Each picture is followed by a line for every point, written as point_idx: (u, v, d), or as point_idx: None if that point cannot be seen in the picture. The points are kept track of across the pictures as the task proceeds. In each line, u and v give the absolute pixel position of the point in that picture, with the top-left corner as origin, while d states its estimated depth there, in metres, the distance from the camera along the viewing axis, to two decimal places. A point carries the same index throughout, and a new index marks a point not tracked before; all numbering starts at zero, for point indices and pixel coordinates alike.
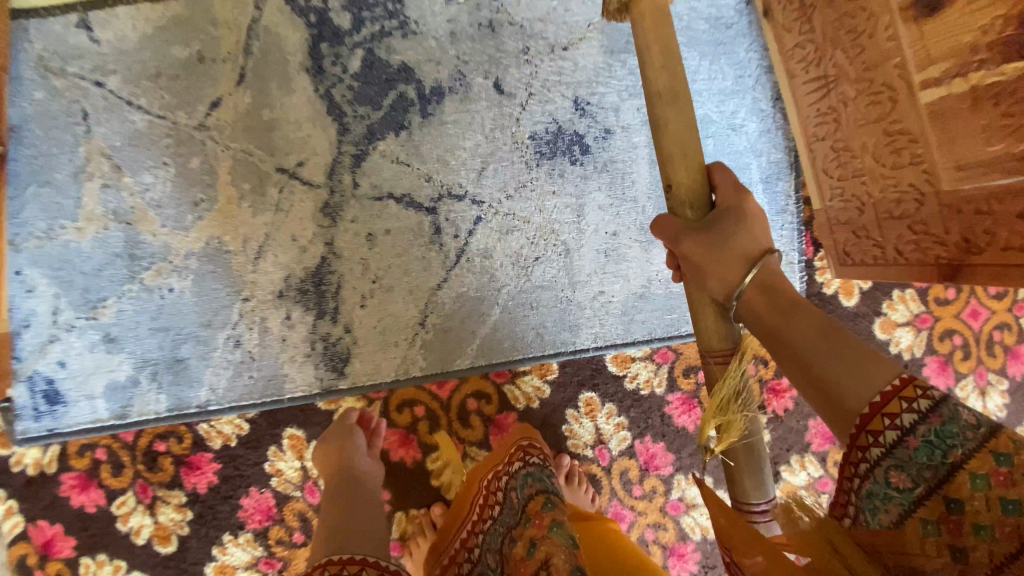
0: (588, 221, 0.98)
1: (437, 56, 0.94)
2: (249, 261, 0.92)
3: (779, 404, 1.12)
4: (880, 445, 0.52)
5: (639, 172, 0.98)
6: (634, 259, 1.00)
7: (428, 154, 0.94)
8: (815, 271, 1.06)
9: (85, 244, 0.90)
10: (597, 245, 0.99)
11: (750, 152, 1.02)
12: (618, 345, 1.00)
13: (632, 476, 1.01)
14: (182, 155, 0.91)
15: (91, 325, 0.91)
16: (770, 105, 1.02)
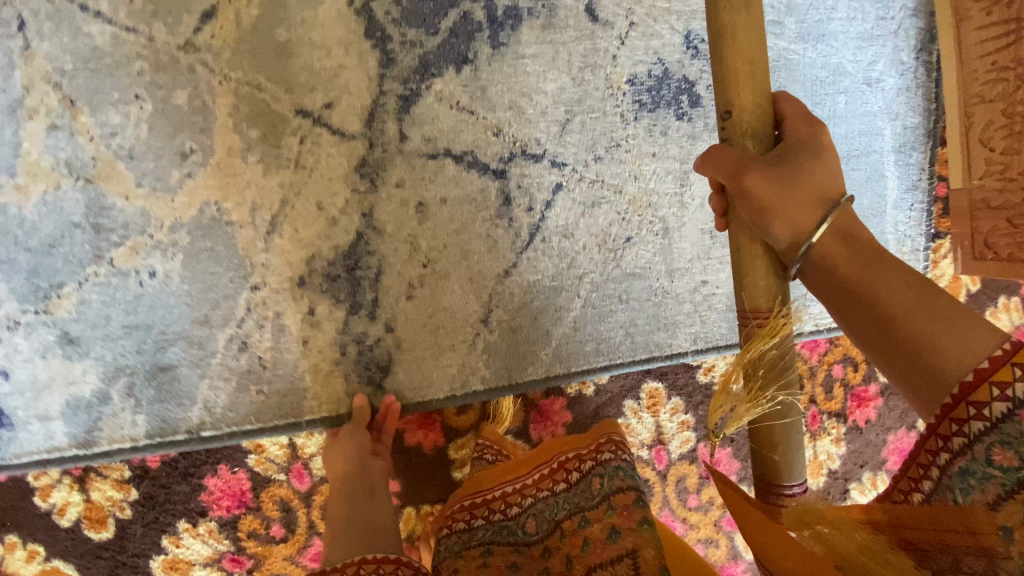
0: (693, 194, 0.78)
1: None
2: (259, 235, 0.69)
3: (862, 415, 0.88)
4: (983, 419, 0.37)
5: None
6: None
7: (498, 98, 0.72)
8: (929, 261, 0.88)
9: (29, 208, 0.65)
10: (702, 223, 0.79)
11: (885, 115, 0.85)
12: (721, 348, 0.81)
13: (691, 484, 0.83)
14: (163, 86, 0.66)
15: (43, 321, 0.66)
16: (912, 58, 0.85)
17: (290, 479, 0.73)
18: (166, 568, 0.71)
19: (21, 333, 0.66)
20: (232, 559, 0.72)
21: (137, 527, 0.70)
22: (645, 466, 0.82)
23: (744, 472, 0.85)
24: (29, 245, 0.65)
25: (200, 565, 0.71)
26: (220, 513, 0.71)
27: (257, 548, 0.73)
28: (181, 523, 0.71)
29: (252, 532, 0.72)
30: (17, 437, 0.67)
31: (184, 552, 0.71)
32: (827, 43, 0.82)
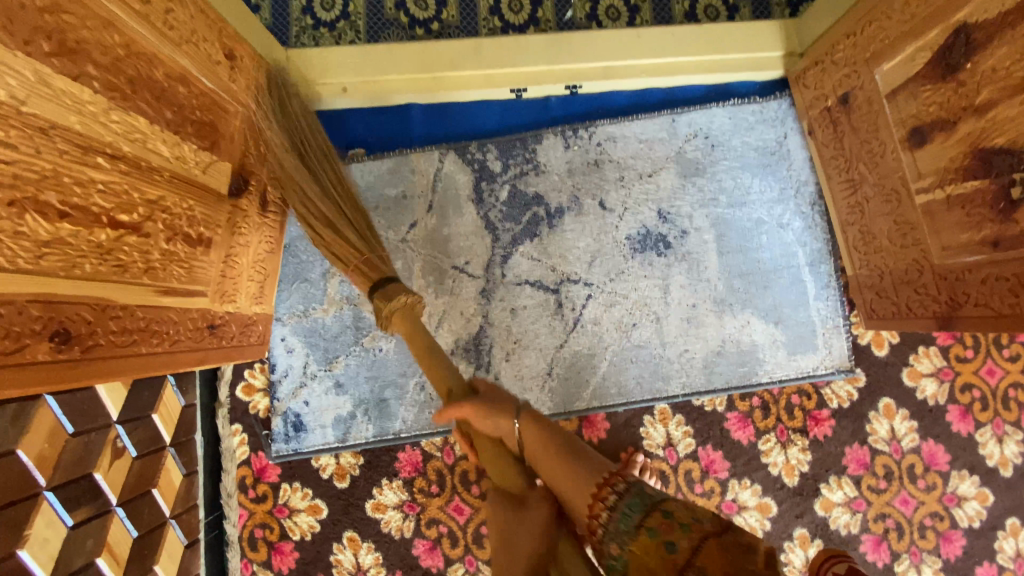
0: (673, 297, 1.31)
1: (560, 186, 1.35)
2: (433, 329, 1.32)
3: (820, 431, 1.30)
4: None
5: (711, 261, 1.31)
6: (711, 324, 1.31)
7: (553, 252, 1.34)
8: (852, 326, 1.31)
9: (327, 319, 1.32)
10: (680, 315, 1.31)
11: (797, 244, 1.30)
12: (702, 392, 1.30)
13: (695, 476, 1.30)
14: (391, 258, 1.33)
15: (327, 375, 1.31)
16: (810, 209, 1.31)
17: (442, 455, 1.31)
18: (375, 507, 1.30)
19: (316, 382, 1.31)
20: (409, 504, 1.30)
21: (362, 481, 1.30)
22: (661, 459, 1.30)
23: (732, 468, 1.30)
24: (325, 337, 1.32)
25: (392, 506, 1.30)
26: (406, 474, 1.30)
27: (423, 498, 1.30)
28: (384, 480, 1.30)
29: (421, 488, 1.30)
30: (309, 436, 1.29)
31: (384, 498, 1.30)
32: (748, 206, 1.31)
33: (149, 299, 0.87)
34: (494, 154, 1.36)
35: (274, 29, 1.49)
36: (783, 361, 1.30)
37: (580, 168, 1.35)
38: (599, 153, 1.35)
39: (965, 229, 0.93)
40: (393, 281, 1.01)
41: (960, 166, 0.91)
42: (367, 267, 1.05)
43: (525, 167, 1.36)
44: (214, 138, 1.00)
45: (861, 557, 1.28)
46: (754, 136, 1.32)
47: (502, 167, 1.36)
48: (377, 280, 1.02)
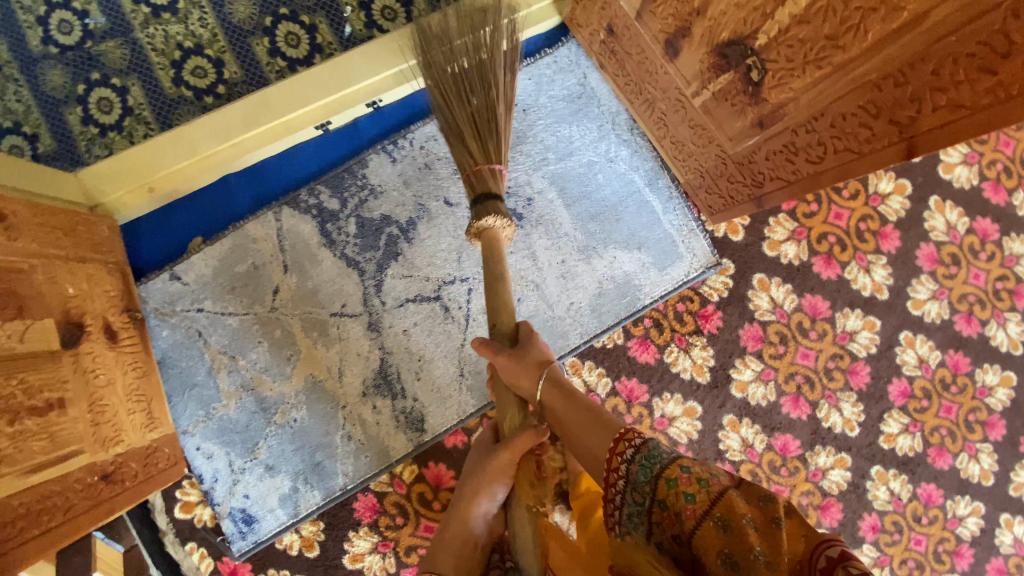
0: (542, 260, 1.36)
1: (401, 200, 1.37)
2: (336, 380, 1.34)
3: (712, 325, 1.40)
4: (625, 463, 0.82)
5: (562, 215, 1.37)
6: (584, 271, 1.37)
7: (421, 263, 1.36)
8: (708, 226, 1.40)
9: (232, 412, 1.32)
10: (555, 274, 1.36)
11: (631, 170, 1.39)
12: (599, 333, 1.36)
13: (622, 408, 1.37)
14: (268, 330, 1.34)
15: (255, 463, 1.32)
16: (630, 135, 1.39)
17: (395, 488, 1.36)
18: (352, 559, 1.34)
19: (247, 473, 1.32)
20: (383, 543, 1.34)
21: (330, 542, 1.34)
22: None
23: (650, 389, 1.38)
24: (238, 429, 1.32)
25: (368, 551, 1.34)
26: (369, 519, 1.35)
27: (393, 533, 1.35)
28: (351, 532, 1.34)
29: (387, 525, 1.35)
30: (262, 523, 1.31)
31: (358, 548, 1.34)
32: (577, 153, 1.37)
33: (17, 485, 0.87)
34: (326, 193, 1.36)
35: (60, 153, 1.41)
36: (658, 279, 1.38)
37: (412, 175, 1.37)
38: (426, 155, 1.38)
39: (733, 116, 0.99)
40: (493, 199, 1.03)
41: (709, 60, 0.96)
42: (477, 180, 1.05)
43: (360, 194, 1.36)
44: (19, 303, 0.96)
45: (787, 418, 1.40)
46: (557, 86, 1.37)
47: (338, 203, 1.36)
48: (476, 192, 1.05)
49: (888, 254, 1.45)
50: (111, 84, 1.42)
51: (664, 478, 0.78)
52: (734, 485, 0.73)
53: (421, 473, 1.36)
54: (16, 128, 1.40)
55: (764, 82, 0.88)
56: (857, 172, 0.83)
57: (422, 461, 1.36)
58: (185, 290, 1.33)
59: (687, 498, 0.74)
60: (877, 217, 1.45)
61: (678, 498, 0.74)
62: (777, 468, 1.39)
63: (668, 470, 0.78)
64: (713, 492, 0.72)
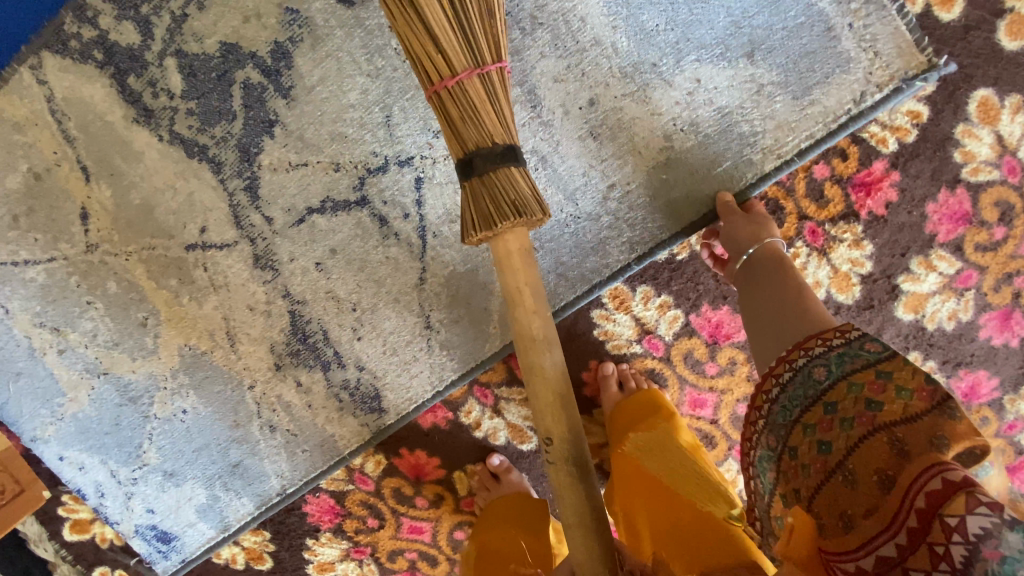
0: (552, 106, 0.75)
1: (254, 8, 0.69)
2: (228, 350, 0.83)
3: (876, 203, 0.77)
4: (789, 368, 0.60)
5: (590, 3, 0.73)
6: (635, 120, 0.75)
7: (318, 138, 0.73)
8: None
9: (88, 409, 0.86)
10: (577, 131, 0.75)
11: None
12: (665, 240, 0.77)
13: (700, 355, 0.83)
14: (96, 284, 0.79)
15: (148, 470, 0.91)
16: None
17: (358, 485, 0.93)
18: (320, 570, 0.97)
19: (142, 484, 0.91)
20: (356, 550, 0.96)
21: (284, 552, 0.97)
22: (643, 357, 0.83)
23: None
24: (106, 430, 0.88)
25: (338, 560, 0.97)
26: (329, 524, 0.95)
27: (367, 538, 0.96)
28: (309, 539, 0.96)
29: (357, 529, 0.95)
30: (185, 539, 0.95)
31: (324, 556, 0.97)
32: None
33: None
34: (110, 13, 0.70)
35: None
36: (787, 116, 0.74)
37: None
38: None
39: None
40: (504, 165, 0.54)
41: None
42: (463, 108, 0.54)
43: (174, 7, 0.70)
44: None
45: (984, 347, 0.82)
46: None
47: (138, 31, 0.70)
48: (467, 145, 0.55)
49: None
50: None
51: (840, 386, 0.55)
52: (932, 408, 0.49)
53: (393, 464, 0.92)
54: None
55: None
56: None
57: (389, 448, 0.90)
58: None
59: (872, 406, 0.52)
60: None
61: (831, 428, 0.54)
62: None
63: (851, 375, 0.55)
64: (912, 409, 0.50)
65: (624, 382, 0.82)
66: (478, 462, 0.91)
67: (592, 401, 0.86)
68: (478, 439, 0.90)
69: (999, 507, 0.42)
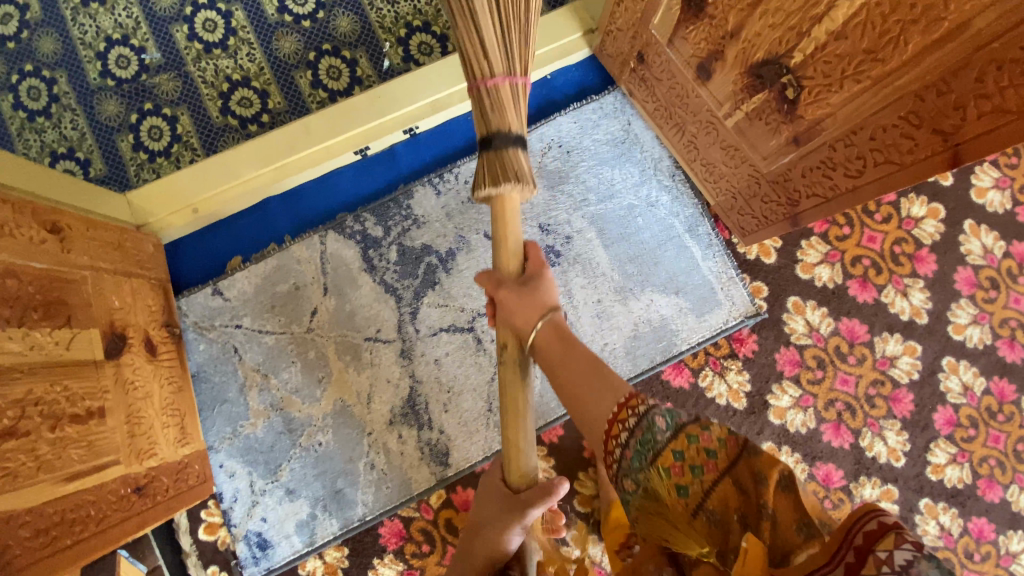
0: (578, 299, 1.37)
1: (443, 231, 1.40)
2: (365, 405, 1.33)
3: (747, 349, 1.37)
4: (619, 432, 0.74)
5: (600, 255, 1.38)
6: (620, 312, 1.37)
7: (457, 294, 1.38)
8: (736, 246, 1.39)
9: (259, 431, 1.31)
10: (591, 313, 1.36)
11: (671, 215, 1.39)
12: (634, 377, 1.35)
13: None
14: (303, 351, 1.34)
15: (276, 485, 1.30)
16: (671, 180, 1.40)
17: (422, 514, 1.32)
18: None
19: (267, 495, 1.30)
20: (408, 572, 1.30)
21: (355, 569, 1.30)
22: None
23: (686, 414, 1.35)
24: (263, 450, 1.31)
25: None
26: (394, 546, 1.30)
27: (419, 561, 1.30)
28: (375, 559, 1.30)
29: (413, 552, 1.30)
30: (277, 550, 1.28)
31: None
32: (617, 196, 1.40)
33: (54, 491, 0.87)
34: (372, 222, 1.39)
35: (111, 178, 1.48)
36: (694, 323, 1.37)
37: (455, 208, 1.40)
38: (469, 190, 1.41)
39: (759, 147, 1.04)
40: (514, 149, 0.83)
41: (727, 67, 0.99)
42: (505, 129, 0.83)
43: (404, 224, 1.39)
44: (67, 312, 0.99)
45: (828, 446, 1.35)
46: (601, 130, 1.40)
47: (382, 231, 1.39)
48: (488, 126, 0.84)
49: (925, 277, 1.42)
50: (161, 113, 1.51)
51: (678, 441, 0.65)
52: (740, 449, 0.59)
53: (449, 498, 1.33)
54: (70, 154, 1.48)
55: (800, 100, 0.89)
56: (830, 211, 0.99)
57: (450, 485, 1.33)
58: (224, 306, 1.34)
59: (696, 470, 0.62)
60: (912, 240, 1.43)
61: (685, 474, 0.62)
62: (820, 500, 1.33)
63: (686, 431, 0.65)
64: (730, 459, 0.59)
65: None
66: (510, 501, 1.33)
67: (589, 461, 1.35)
68: None
69: (921, 543, 0.44)
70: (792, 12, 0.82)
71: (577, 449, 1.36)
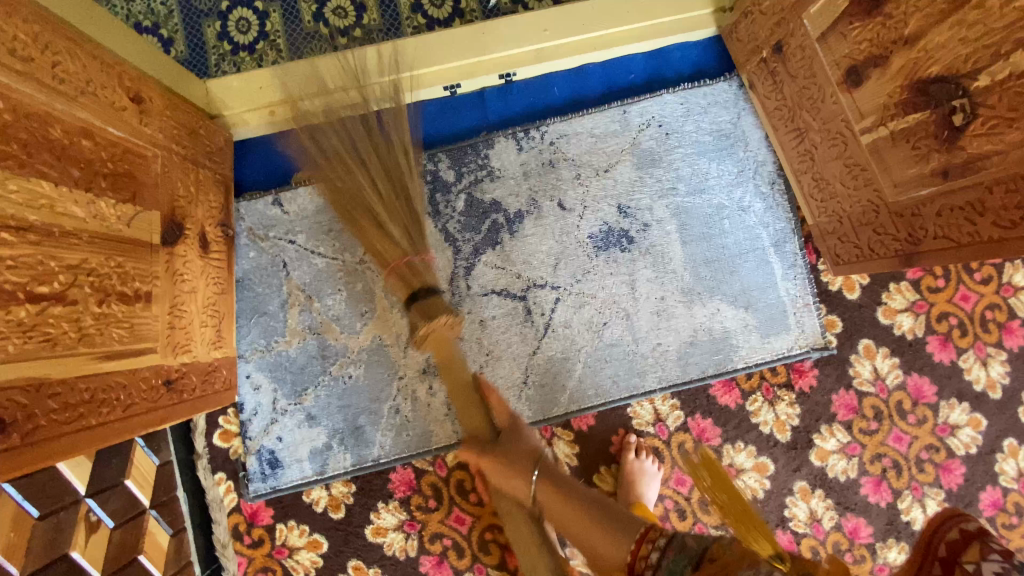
0: (640, 291, 1.30)
1: (517, 190, 1.32)
2: (401, 349, 1.29)
3: (804, 382, 1.30)
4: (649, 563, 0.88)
5: (674, 251, 1.30)
6: (681, 314, 1.29)
7: (517, 258, 1.31)
8: (819, 272, 1.31)
9: (292, 350, 1.28)
10: (650, 308, 1.30)
11: (759, 225, 1.30)
12: (679, 383, 1.28)
13: (688, 447, 1.29)
14: (350, 281, 1.29)
15: (298, 409, 1.28)
16: (769, 188, 1.30)
17: (435, 469, 1.29)
18: (375, 532, 1.27)
19: (287, 416, 1.28)
20: (409, 523, 1.28)
21: (358, 508, 1.28)
22: (653, 436, 1.29)
23: (724, 434, 1.29)
24: (292, 369, 1.28)
25: (392, 528, 1.27)
26: (401, 494, 1.28)
27: (422, 515, 1.28)
28: (380, 503, 1.28)
29: (419, 506, 1.28)
30: (286, 472, 1.27)
31: (383, 522, 1.28)
32: (708, 192, 1.30)
33: (90, 368, 0.83)
34: (446, 164, 1.32)
35: (190, 61, 1.42)
36: (755, 344, 1.29)
37: (534, 169, 1.32)
38: (553, 153, 1.32)
39: (896, 174, 0.95)
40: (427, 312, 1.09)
41: (882, 79, 0.92)
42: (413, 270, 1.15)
43: (478, 174, 1.32)
44: (134, 189, 0.95)
45: (864, 500, 1.28)
46: (708, 119, 1.30)
47: (455, 176, 1.32)
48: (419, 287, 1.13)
49: (1010, 351, 1.31)
50: (253, 6, 1.43)
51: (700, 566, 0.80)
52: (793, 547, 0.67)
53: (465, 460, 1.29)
54: (155, 29, 1.42)
55: (968, 129, 0.81)
56: (959, 258, 0.89)
57: None
58: (281, 217, 1.30)
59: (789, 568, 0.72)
60: (1007, 308, 1.31)
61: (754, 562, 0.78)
62: (841, 552, 1.27)
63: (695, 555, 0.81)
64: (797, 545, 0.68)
65: (636, 450, 1.27)
66: None
67: (613, 457, 1.29)
68: None
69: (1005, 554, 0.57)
70: (994, 28, 0.73)
71: (603, 440, 1.30)
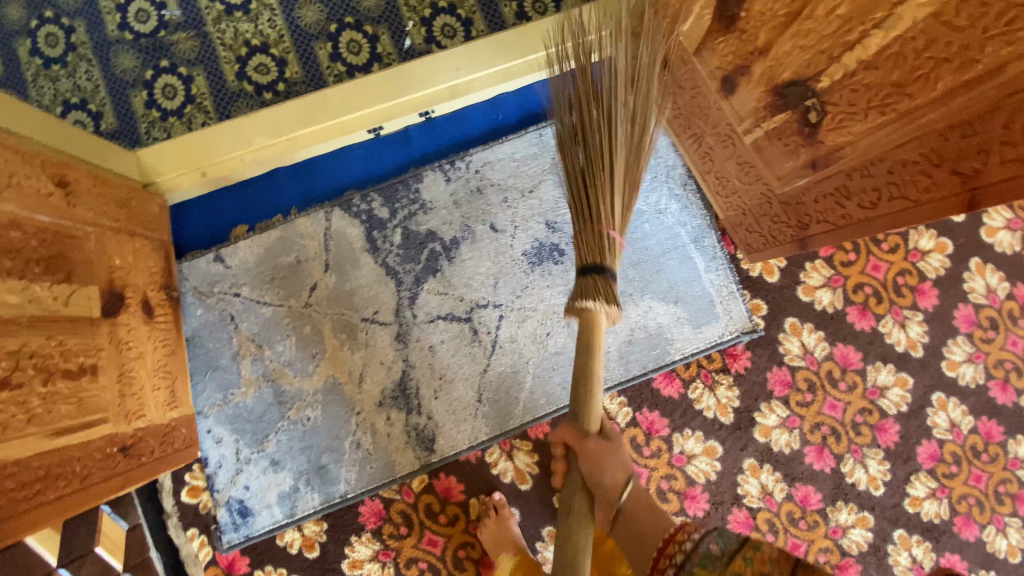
0: None
1: (449, 218, 1.39)
2: (356, 385, 1.34)
3: (739, 365, 1.38)
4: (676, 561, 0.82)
5: None
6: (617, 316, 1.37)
7: (458, 283, 1.37)
8: (739, 261, 1.39)
9: (249, 400, 1.32)
10: None
11: (678, 224, 1.39)
12: (624, 381, 1.36)
13: (640, 441, 1.35)
14: (298, 326, 1.34)
15: (261, 456, 1.31)
16: (682, 189, 1.39)
17: (402, 496, 1.33)
18: (351, 566, 1.31)
19: (252, 464, 1.31)
20: (384, 552, 1.32)
21: (332, 544, 1.31)
22: None
23: (671, 424, 1.36)
24: (251, 419, 1.32)
25: (367, 559, 1.31)
26: (372, 525, 1.32)
27: (395, 543, 1.32)
28: (353, 537, 1.31)
29: (391, 534, 1.32)
30: (257, 518, 1.30)
31: (358, 554, 1.31)
32: None
33: (42, 445, 0.87)
34: (378, 202, 1.38)
35: (120, 133, 1.47)
36: (690, 335, 1.37)
37: (463, 197, 1.39)
38: (479, 180, 1.40)
39: (777, 168, 1.04)
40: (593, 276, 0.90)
41: (749, 86, 1.01)
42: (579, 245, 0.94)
43: (411, 208, 1.39)
44: (68, 268, 0.99)
45: (810, 469, 1.36)
46: None
47: (388, 213, 1.38)
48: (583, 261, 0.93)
49: (924, 311, 1.41)
50: (176, 72, 1.49)
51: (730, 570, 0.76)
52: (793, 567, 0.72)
53: (431, 483, 1.34)
54: (82, 105, 1.46)
55: (822, 125, 0.90)
56: (840, 237, 0.98)
57: (433, 470, 1.34)
58: (224, 273, 1.34)
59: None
60: (916, 273, 1.42)
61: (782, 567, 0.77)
62: (795, 520, 1.35)
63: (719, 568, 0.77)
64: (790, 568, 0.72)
65: None
66: (492, 491, 1.34)
67: None
68: (491, 477, 1.35)
69: None
70: (824, 35, 0.82)
71: None
